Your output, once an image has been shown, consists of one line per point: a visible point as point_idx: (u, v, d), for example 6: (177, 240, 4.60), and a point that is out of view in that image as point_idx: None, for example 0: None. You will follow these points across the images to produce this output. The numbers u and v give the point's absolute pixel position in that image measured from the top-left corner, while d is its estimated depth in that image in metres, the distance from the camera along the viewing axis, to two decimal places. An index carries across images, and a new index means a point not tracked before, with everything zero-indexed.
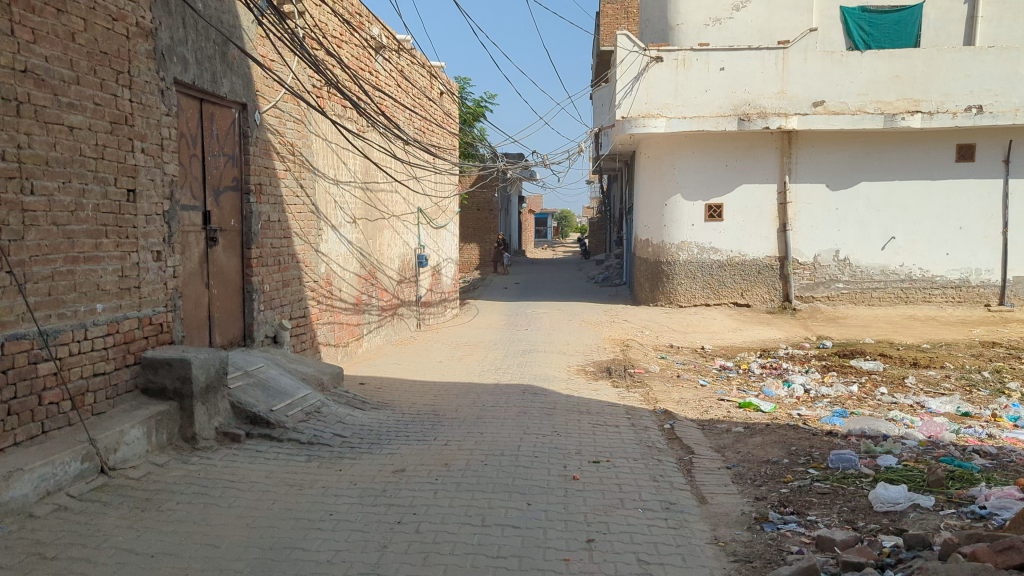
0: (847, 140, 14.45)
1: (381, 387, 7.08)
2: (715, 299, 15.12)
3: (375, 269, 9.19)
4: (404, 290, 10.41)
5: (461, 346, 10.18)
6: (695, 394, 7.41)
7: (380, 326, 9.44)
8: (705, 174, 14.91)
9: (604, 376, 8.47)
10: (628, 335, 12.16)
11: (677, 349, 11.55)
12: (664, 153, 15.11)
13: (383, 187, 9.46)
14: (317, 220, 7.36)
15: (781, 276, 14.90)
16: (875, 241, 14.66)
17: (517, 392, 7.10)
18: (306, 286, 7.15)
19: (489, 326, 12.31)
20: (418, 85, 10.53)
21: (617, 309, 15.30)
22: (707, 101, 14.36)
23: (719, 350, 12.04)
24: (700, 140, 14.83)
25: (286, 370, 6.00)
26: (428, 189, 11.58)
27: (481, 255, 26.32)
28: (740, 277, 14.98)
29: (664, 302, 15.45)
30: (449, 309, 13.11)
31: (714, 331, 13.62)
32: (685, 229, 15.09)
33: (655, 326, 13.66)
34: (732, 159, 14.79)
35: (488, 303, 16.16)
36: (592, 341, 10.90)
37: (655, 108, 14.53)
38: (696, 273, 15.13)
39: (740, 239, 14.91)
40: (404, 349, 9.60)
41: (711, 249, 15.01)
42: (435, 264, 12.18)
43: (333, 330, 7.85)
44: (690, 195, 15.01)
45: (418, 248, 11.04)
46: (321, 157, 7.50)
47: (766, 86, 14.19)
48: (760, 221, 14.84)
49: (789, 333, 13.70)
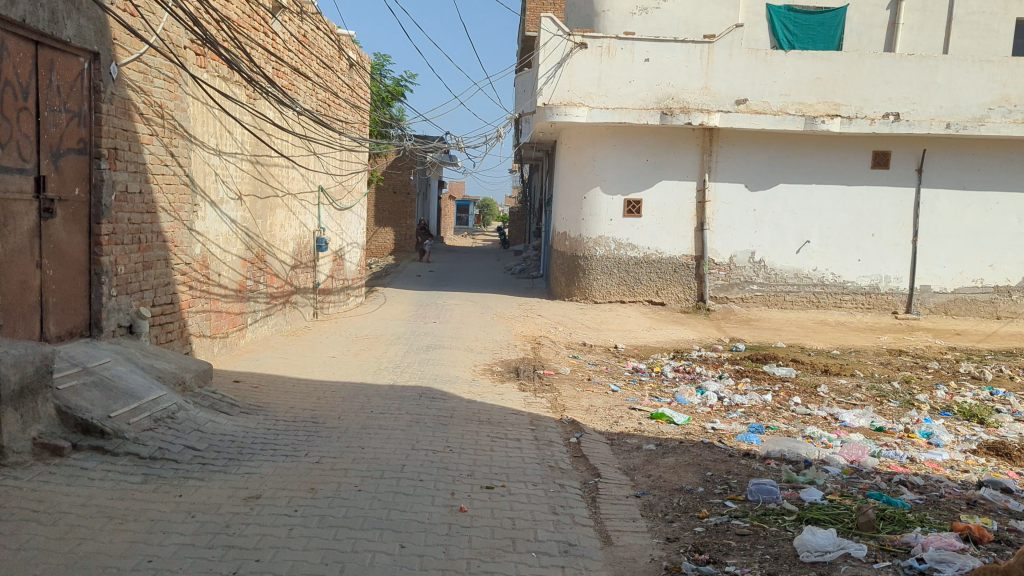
0: (767, 141, 14.24)
1: (257, 386, 6.29)
2: (630, 296, 14.76)
3: (265, 252, 8.35)
4: (299, 276, 9.58)
5: (359, 338, 9.43)
6: (605, 402, 6.89)
7: (269, 315, 8.61)
8: (625, 168, 14.48)
9: (510, 377, 7.88)
10: (539, 332, 11.62)
11: (589, 349, 11.06)
12: (585, 144, 14.62)
13: (277, 162, 8.63)
14: (190, 194, 6.50)
15: (697, 275, 14.63)
16: (790, 243, 14.53)
17: (412, 395, 6.43)
18: (175, 268, 6.30)
19: (393, 317, 11.56)
20: (323, 53, 9.70)
21: (530, 302, 14.77)
22: (630, 92, 13.91)
23: (632, 350, 11.63)
24: (620, 132, 14.39)
25: (140, 367, 5.18)
26: (332, 167, 10.75)
27: (396, 240, 25.45)
28: (655, 275, 14.65)
29: (578, 298, 14.99)
30: (352, 296, 12.31)
31: (628, 329, 13.23)
32: (603, 223, 14.65)
33: (569, 322, 13.18)
34: (652, 154, 14.41)
35: (397, 291, 15.40)
36: (500, 337, 10.29)
37: (577, 97, 13.98)
38: (612, 269, 14.72)
39: (657, 236, 14.57)
40: (295, 340, 8.79)
41: (628, 245, 14.62)
42: (338, 248, 11.36)
43: (209, 319, 7.01)
44: (609, 189, 14.57)
45: (318, 231, 10.20)
46: (199, 123, 6.64)
47: (690, 80, 13.83)
48: (678, 219, 14.53)
49: (702, 334, 13.42)
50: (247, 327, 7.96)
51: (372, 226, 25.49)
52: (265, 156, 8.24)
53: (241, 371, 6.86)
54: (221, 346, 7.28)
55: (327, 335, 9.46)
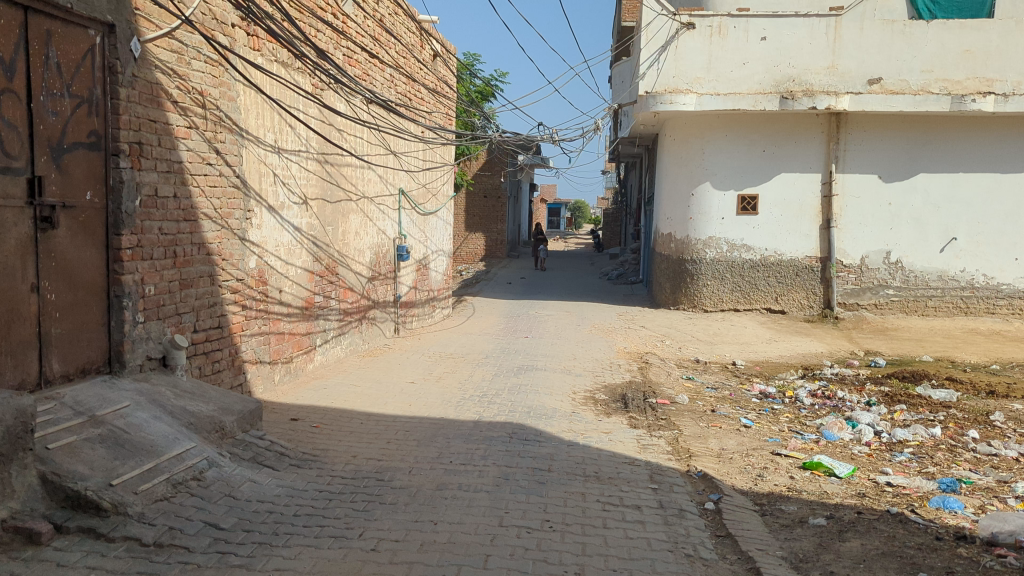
0: (904, 125, 12.51)
1: (318, 427, 5.25)
2: (746, 304, 13.25)
3: (337, 262, 7.38)
4: (378, 288, 8.59)
5: (444, 358, 8.37)
6: (739, 444, 5.56)
7: (342, 333, 7.63)
8: (738, 160, 13.01)
9: (618, 408, 6.63)
10: (646, 347, 10.29)
11: (704, 367, 9.67)
12: (692, 135, 13.22)
13: (349, 161, 7.64)
14: (240, 199, 5.54)
15: (822, 279, 13.00)
16: (932, 241, 12.73)
17: (502, 438, 5.26)
18: (223, 285, 5.34)
19: (484, 332, 10.43)
20: (404, 40, 8.69)
21: (632, 311, 13.46)
22: (744, 75, 12.47)
23: (753, 368, 10.18)
24: (733, 121, 12.93)
25: (168, 412, 4.19)
26: (413, 167, 9.74)
27: (487, 245, 24.50)
28: (775, 279, 13.11)
29: (687, 306, 13.58)
30: (438, 308, 11.29)
31: (746, 343, 11.75)
32: (714, 222, 13.22)
33: (678, 335, 11.80)
34: (770, 144, 12.89)
35: (488, 301, 14.35)
36: (603, 355, 9.03)
37: (684, 83, 12.67)
38: (725, 274, 13.26)
39: (777, 236, 13.04)
40: (370, 362, 7.77)
41: (742, 246, 13.14)
42: (422, 256, 10.37)
43: (268, 342, 6.04)
44: (720, 184, 13.13)
45: (399, 238, 9.20)
46: (252, 115, 5.68)
47: (814, 60, 12.28)
48: (800, 216, 12.96)
49: (832, 346, 11.81)
50: (315, 349, 6.98)
51: (462, 232, 24.61)
52: (334, 154, 7.24)
53: (303, 404, 5.84)
54: (283, 372, 6.32)
55: (410, 355, 8.44)
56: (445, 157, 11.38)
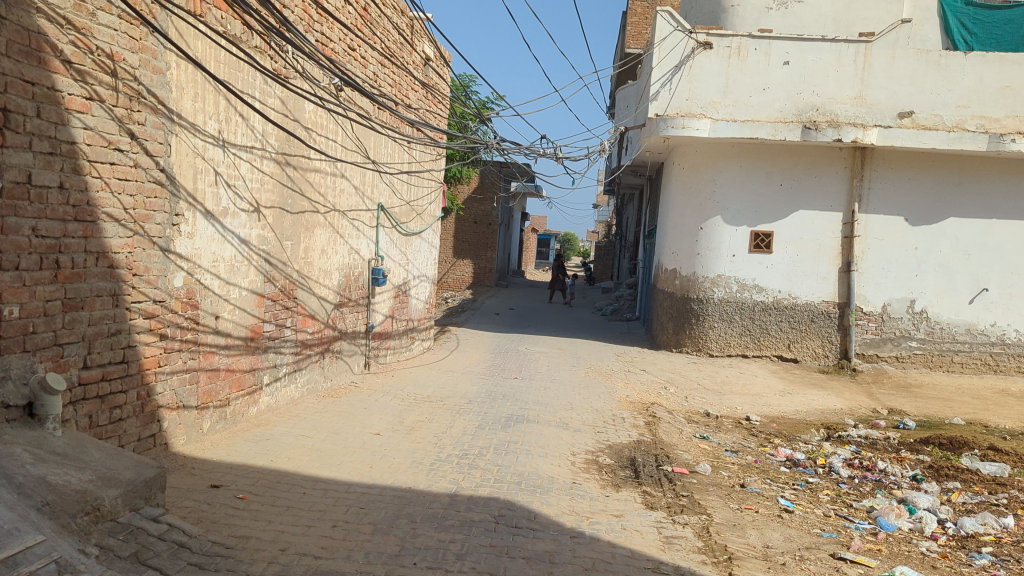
0: (934, 163, 11.51)
1: (245, 500, 4.02)
2: (755, 350, 12.12)
3: (296, 285, 6.18)
4: (346, 317, 7.38)
5: (419, 402, 7.14)
6: (786, 541, 4.35)
7: (298, 369, 6.40)
8: (753, 194, 11.97)
9: (627, 478, 5.42)
10: (650, 395, 9.09)
11: (716, 421, 8.49)
12: (704, 164, 12.19)
13: (317, 166, 6.46)
14: (165, 198, 4.35)
15: (840, 327, 11.89)
16: (961, 292, 11.66)
17: (485, 524, 4.02)
18: (132, 308, 4.13)
19: (468, 370, 9.21)
20: (390, 33, 7.59)
21: (631, 353, 12.29)
22: (764, 101, 11.44)
23: (769, 425, 9.01)
24: (748, 151, 11.91)
25: (15, 485, 2.95)
26: (396, 182, 8.59)
27: (475, 273, 23.37)
28: (788, 325, 12.00)
29: (690, 349, 12.43)
30: (418, 341, 10.07)
31: (757, 393, 10.59)
32: (723, 259, 12.13)
33: (683, 382, 10.63)
34: (788, 178, 11.85)
35: (473, 334, 13.15)
36: (603, 405, 7.83)
37: (698, 106, 11.65)
38: (733, 316, 12.13)
39: (791, 278, 11.96)
40: (330, 404, 6.53)
41: (754, 287, 12.04)
42: (401, 281, 9.19)
43: (196, 381, 4.80)
44: (731, 218, 12.06)
45: (376, 260, 8.02)
46: (186, 94, 4.51)
47: (840, 88, 11.29)
48: (818, 256, 11.89)
49: (851, 402, 10.66)
50: (262, 388, 5.74)
51: (450, 258, 23.49)
52: (298, 155, 6.08)
53: (232, 464, 4.59)
54: (216, 418, 5.08)
55: (380, 396, 7.21)
56: (434, 173, 10.24)
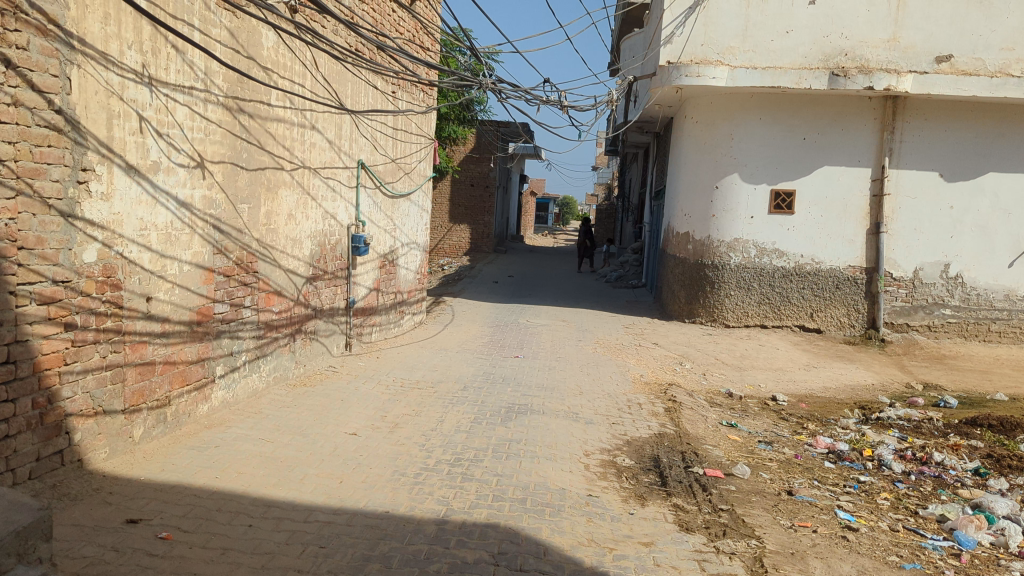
0: (973, 113, 10.49)
1: (171, 540, 3.10)
2: (775, 320, 11.20)
3: (256, 257, 5.22)
4: (321, 292, 6.43)
5: (406, 389, 6.23)
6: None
7: (262, 355, 5.46)
8: (773, 149, 10.97)
9: (651, 486, 4.52)
10: (665, 374, 8.19)
11: (741, 404, 7.59)
12: (720, 116, 11.15)
13: (280, 114, 5.45)
14: (65, 149, 3.38)
15: (867, 294, 10.96)
16: (1000, 254, 10.71)
17: (480, 568, 3.11)
18: (20, 293, 3.18)
19: (463, 348, 8.28)
20: None
21: (640, 324, 11.37)
22: (787, 46, 10.41)
23: (798, 406, 8.10)
24: (769, 102, 10.89)
25: None
26: (379, 136, 7.58)
27: (472, 238, 22.39)
28: (810, 292, 11.07)
29: (704, 319, 11.51)
30: (408, 315, 9.13)
31: (779, 368, 9.69)
32: (741, 222, 11.16)
33: (699, 356, 9.73)
34: (812, 131, 10.84)
35: (469, 305, 12.22)
36: (615, 388, 6.91)
37: (714, 52, 10.61)
38: (751, 283, 11.20)
39: (814, 241, 11.01)
40: (301, 396, 5.60)
41: (773, 251, 11.09)
42: (388, 249, 8.23)
43: (121, 381, 3.85)
44: (750, 176, 11.07)
45: (357, 225, 7.05)
46: (92, 14, 3.50)
47: (872, 30, 10.22)
48: (844, 217, 10.92)
49: (881, 376, 9.77)
50: (214, 382, 4.79)
51: (446, 223, 22.51)
52: (254, 100, 5.06)
53: (165, 486, 3.66)
54: (151, 422, 4.14)
55: (361, 383, 6.28)
56: (424, 128, 9.22)
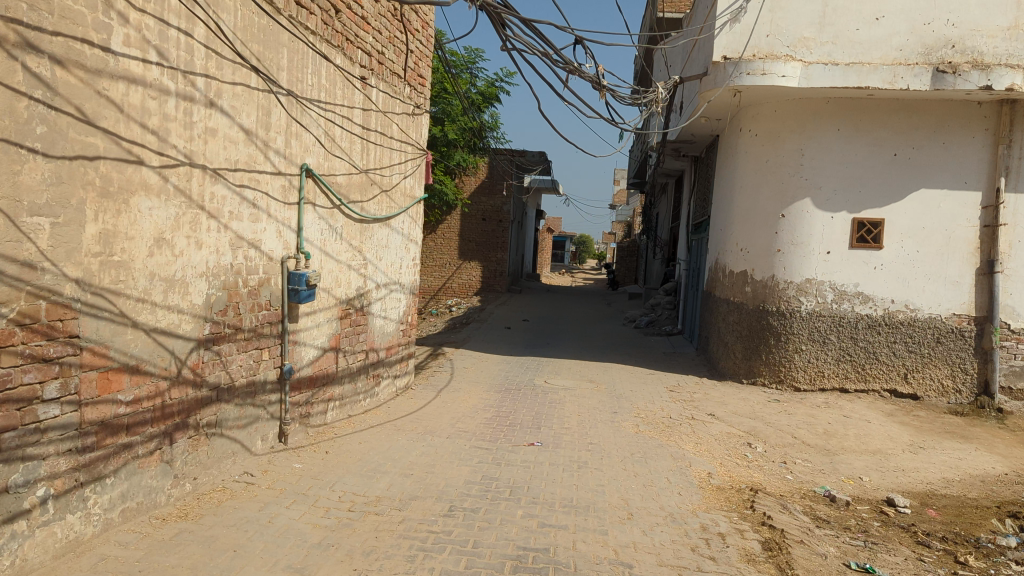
0: None
1: None
2: (858, 382, 8.83)
3: (74, 312, 2.98)
4: (227, 360, 4.17)
5: (355, 520, 3.92)
6: None
7: (96, 480, 3.19)
8: (855, 168, 8.72)
9: None
10: (739, 471, 5.85)
11: (857, 521, 5.21)
12: (787, 127, 8.94)
13: (134, 71, 3.26)
14: None
15: (978, 351, 8.58)
16: None
17: None
18: None
19: (454, 430, 5.97)
20: None
21: (687, 386, 9.05)
22: (876, 36, 8.22)
23: (928, 518, 5.69)
24: (849, 109, 8.69)
25: None
26: (337, 136, 5.40)
27: (483, 277, 20.20)
28: (905, 348, 8.71)
29: (768, 381, 9.16)
30: (386, 380, 6.85)
31: (877, 451, 7.30)
32: (813, 258, 8.88)
33: (772, 435, 7.38)
34: (905, 145, 8.60)
35: (475, 359, 9.96)
36: (678, 508, 4.58)
37: (783, 45, 8.45)
38: (827, 336, 8.87)
39: (908, 283, 8.70)
40: (163, 546, 3.29)
41: (856, 296, 8.79)
42: (356, 294, 6.00)
43: None
44: (825, 202, 8.81)
45: (298, 258, 4.84)
46: None
47: (987, 16, 8.01)
48: (946, 253, 8.61)
49: (1013, 461, 7.31)
50: None
51: (454, 260, 20.31)
52: (67, 34, 2.87)
53: None
54: None
55: (281, 507, 3.97)
56: (412, 136, 7.06)
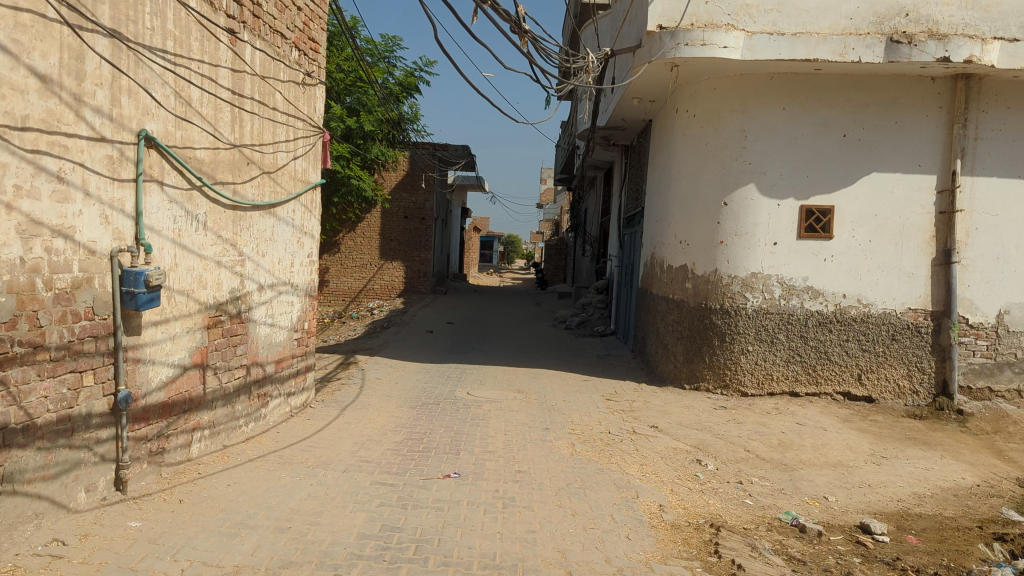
0: None
1: None
2: (810, 385, 8.11)
3: None
4: (18, 390, 3.04)
5: None
6: None
7: None
8: (802, 150, 7.97)
9: None
10: (694, 501, 4.95)
11: (836, 559, 4.36)
12: (727, 107, 8.15)
13: None
14: None
15: (935, 348, 7.95)
16: None
17: None
18: None
19: (354, 460, 4.90)
20: None
21: (627, 394, 8.17)
22: (823, 4, 7.49)
23: (910, 546, 4.89)
24: (794, 86, 7.94)
25: None
26: (193, 99, 4.29)
27: (406, 278, 19.07)
28: (858, 347, 8.01)
29: (712, 386, 8.37)
30: (276, 399, 5.74)
31: (838, 464, 6.54)
32: (759, 249, 8.08)
33: (723, 449, 6.55)
34: (855, 125, 7.90)
35: (391, 369, 8.89)
36: (627, 561, 3.63)
37: (724, 13, 7.63)
38: (776, 335, 8.10)
39: (860, 275, 7.99)
40: None
41: (805, 290, 8.04)
42: (230, 297, 4.88)
43: None
44: (771, 188, 8.03)
45: (135, 252, 3.72)
46: None
47: None
48: (900, 242, 7.94)
49: (982, 469, 6.63)
50: None
51: (375, 260, 19.06)
52: None
53: None
54: None
55: None
56: (302, 109, 5.97)
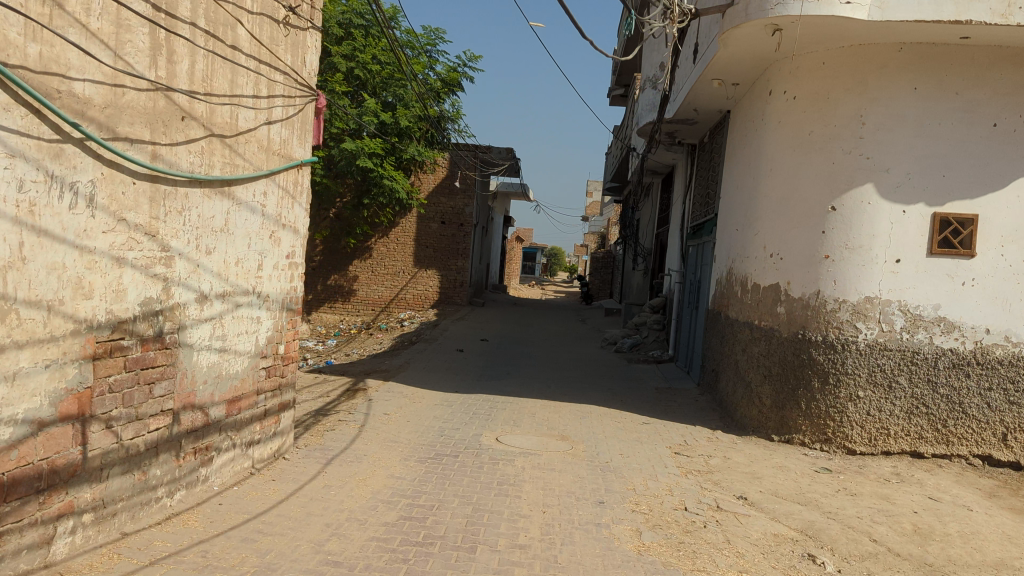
0: None
1: None
2: (937, 444, 6.24)
3: None
4: None
5: None
6: None
7: None
8: (939, 143, 6.14)
9: None
10: None
11: None
12: (840, 85, 6.38)
13: None
14: None
15: None
16: None
17: None
18: None
19: (310, 566, 3.23)
20: None
21: (701, 446, 6.42)
22: None
23: None
24: (930, 59, 6.12)
25: None
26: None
27: (442, 288, 17.50)
28: (1005, 399, 6.10)
29: (810, 439, 6.58)
30: (226, 454, 4.13)
31: (1001, 565, 4.51)
32: (875, 267, 6.25)
33: (842, 538, 4.78)
34: (1009, 111, 6.05)
35: (407, 399, 7.26)
36: None
37: None
38: (895, 379, 6.25)
39: (1010, 306, 6.08)
40: None
41: (936, 323, 6.16)
42: (145, 312, 3.29)
43: None
44: (894, 189, 6.21)
45: None
46: None
47: None
48: None
49: None
50: None
51: (409, 268, 17.50)
52: None
53: None
54: None
55: None
56: (283, 58, 4.41)
